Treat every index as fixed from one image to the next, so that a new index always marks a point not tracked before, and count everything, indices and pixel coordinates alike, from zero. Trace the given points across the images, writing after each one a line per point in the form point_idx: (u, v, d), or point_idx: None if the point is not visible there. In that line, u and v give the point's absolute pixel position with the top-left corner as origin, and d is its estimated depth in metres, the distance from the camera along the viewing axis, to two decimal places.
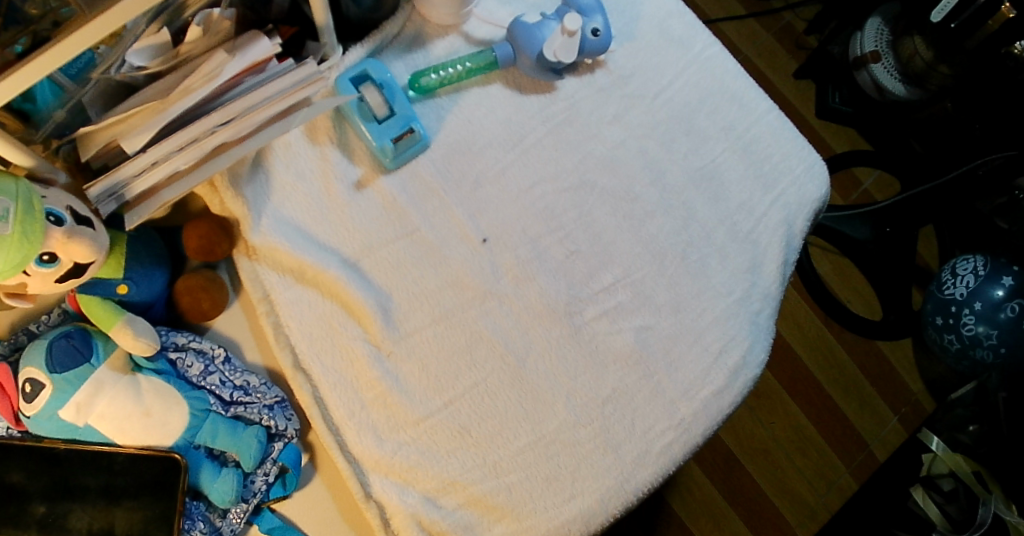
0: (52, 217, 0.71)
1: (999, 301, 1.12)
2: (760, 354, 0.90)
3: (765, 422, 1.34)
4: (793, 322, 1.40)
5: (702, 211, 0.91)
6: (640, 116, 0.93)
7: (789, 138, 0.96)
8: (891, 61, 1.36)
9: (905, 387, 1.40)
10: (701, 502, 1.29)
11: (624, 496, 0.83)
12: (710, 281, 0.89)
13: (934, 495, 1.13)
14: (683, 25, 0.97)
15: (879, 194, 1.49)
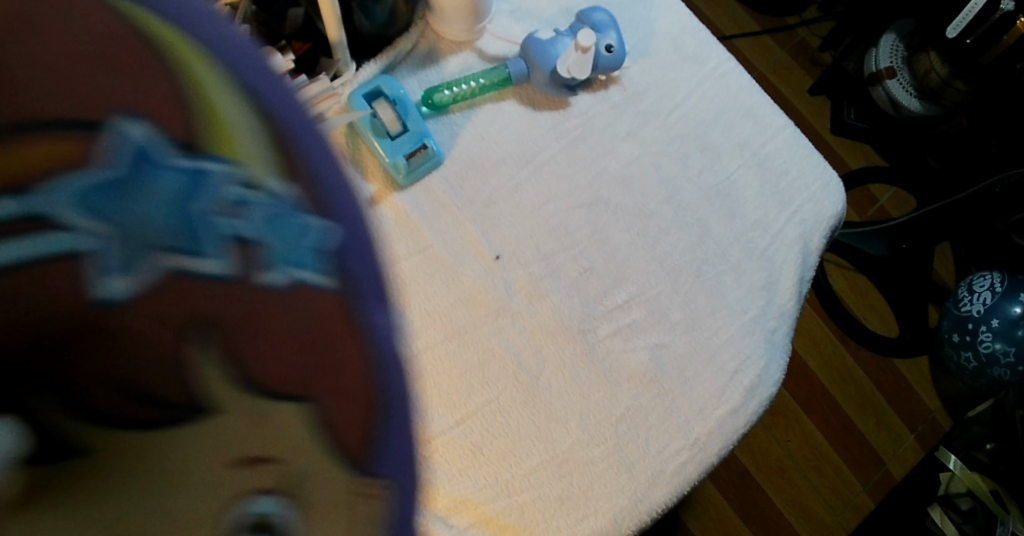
0: None
1: (1016, 318, 1.11)
2: (776, 374, 0.88)
3: (780, 439, 1.32)
4: (809, 338, 1.38)
5: (717, 227, 0.91)
6: (654, 132, 0.93)
7: (804, 154, 0.96)
8: (907, 77, 1.37)
9: (922, 406, 1.38)
10: (716, 521, 1.26)
11: (637, 516, 0.81)
12: (725, 299, 0.88)
13: (951, 514, 1.12)
14: (697, 41, 0.97)
15: (895, 210, 1.46)
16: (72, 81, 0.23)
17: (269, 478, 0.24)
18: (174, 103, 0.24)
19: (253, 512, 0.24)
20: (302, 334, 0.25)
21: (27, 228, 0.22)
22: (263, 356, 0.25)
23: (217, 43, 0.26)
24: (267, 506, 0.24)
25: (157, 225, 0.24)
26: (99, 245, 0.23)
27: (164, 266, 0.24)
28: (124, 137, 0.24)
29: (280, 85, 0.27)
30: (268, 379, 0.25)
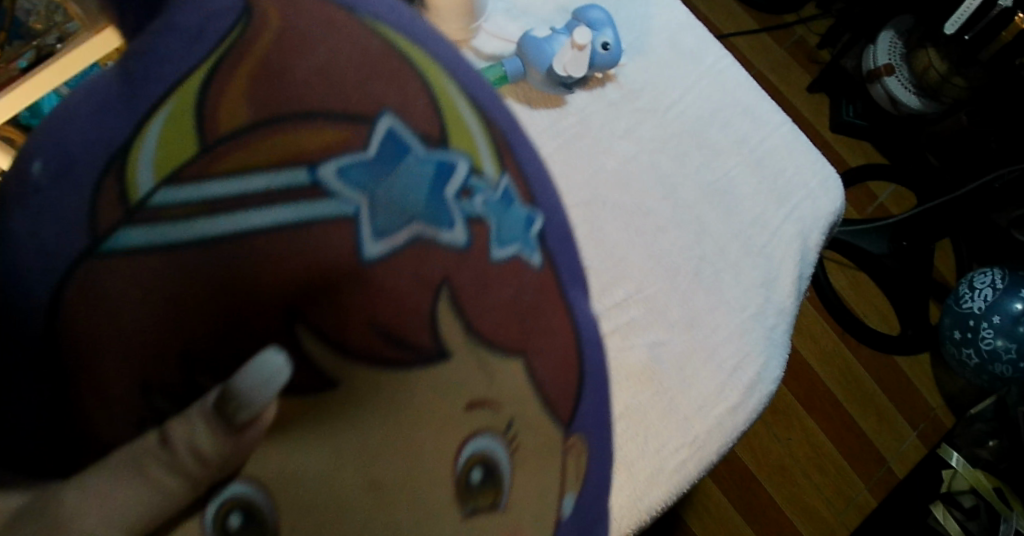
0: None
1: (1017, 314, 1.12)
2: (775, 371, 0.88)
3: (781, 437, 1.32)
4: (809, 336, 1.38)
5: (715, 225, 0.90)
6: (651, 130, 0.93)
7: (803, 151, 0.96)
8: (905, 74, 1.36)
9: (924, 403, 1.37)
10: (718, 520, 1.26)
11: (637, 515, 0.80)
12: (724, 296, 0.88)
13: (955, 512, 1.11)
14: (694, 38, 0.97)
15: (896, 207, 1.47)
16: (396, 113, 0.51)
17: (488, 419, 0.52)
18: (440, 133, 0.52)
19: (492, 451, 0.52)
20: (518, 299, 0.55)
21: (343, 193, 0.48)
22: (502, 322, 0.54)
23: (467, 83, 0.57)
24: (498, 445, 0.53)
25: (423, 198, 0.51)
26: (383, 209, 0.49)
27: (426, 219, 0.51)
28: (403, 141, 0.50)
29: (493, 107, 0.58)
30: (501, 322, 0.54)
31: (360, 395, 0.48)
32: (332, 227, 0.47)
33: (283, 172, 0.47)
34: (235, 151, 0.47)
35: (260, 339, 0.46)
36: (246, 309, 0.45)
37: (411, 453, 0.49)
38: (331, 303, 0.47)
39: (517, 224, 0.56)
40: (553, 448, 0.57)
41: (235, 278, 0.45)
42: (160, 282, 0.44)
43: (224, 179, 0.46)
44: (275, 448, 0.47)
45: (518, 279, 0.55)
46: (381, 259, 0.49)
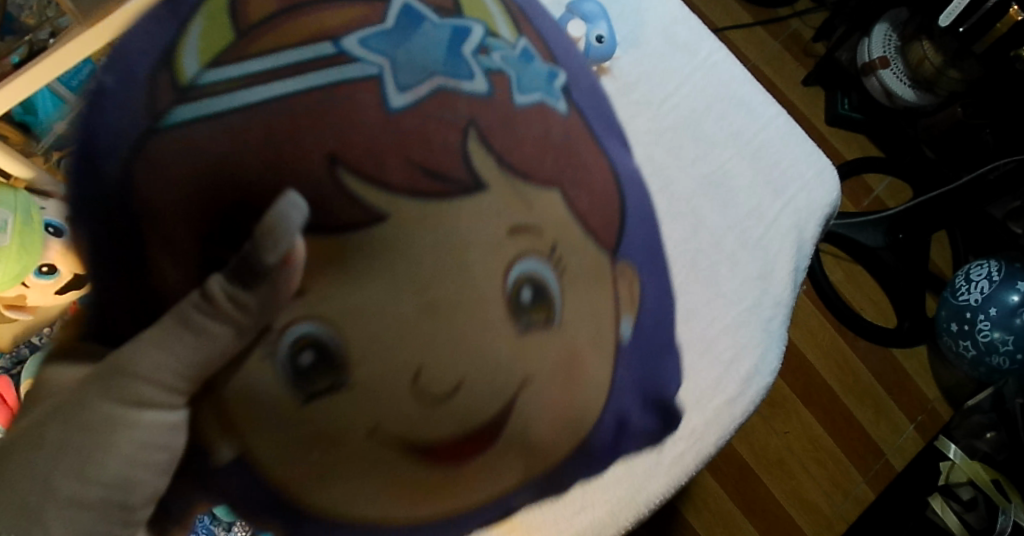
0: (51, 228, 0.85)
1: (1014, 306, 1.12)
2: (772, 363, 0.88)
3: (779, 431, 1.32)
4: (806, 329, 1.38)
5: (711, 217, 0.90)
6: (646, 122, 0.92)
7: (798, 143, 0.95)
8: (900, 67, 1.36)
9: (922, 396, 1.37)
10: (716, 514, 1.27)
11: (635, 508, 0.81)
12: (720, 289, 0.88)
13: (952, 503, 1.11)
14: (688, 31, 0.97)
15: (892, 200, 1.46)
16: None
17: (531, 242, 0.54)
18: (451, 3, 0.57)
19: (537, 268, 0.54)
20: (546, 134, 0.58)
21: (366, 56, 0.52)
22: (531, 150, 0.56)
23: None
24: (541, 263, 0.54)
25: (442, 55, 0.54)
26: (401, 62, 0.53)
27: (449, 70, 0.54)
28: (417, 12, 0.55)
29: None
30: (532, 149, 0.56)
31: (407, 223, 0.50)
32: (360, 83, 0.51)
33: (312, 42, 0.52)
34: (270, 30, 0.52)
35: (302, 182, 0.48)
36: (289, 155, 0.49)
37: (461, 282, 0.51)
38: (369, 143, 0.50)
39: (540, 77, 0.59)
40: (599, 266, 0.59)
41: (277, 131, 0.49)
42: (215, 146, 0.49)
43: (260, 56, 0.51)
44: (332, 285, 0.49)
45: (547, 122, 0.57)
46: (410, 109, 0.52)
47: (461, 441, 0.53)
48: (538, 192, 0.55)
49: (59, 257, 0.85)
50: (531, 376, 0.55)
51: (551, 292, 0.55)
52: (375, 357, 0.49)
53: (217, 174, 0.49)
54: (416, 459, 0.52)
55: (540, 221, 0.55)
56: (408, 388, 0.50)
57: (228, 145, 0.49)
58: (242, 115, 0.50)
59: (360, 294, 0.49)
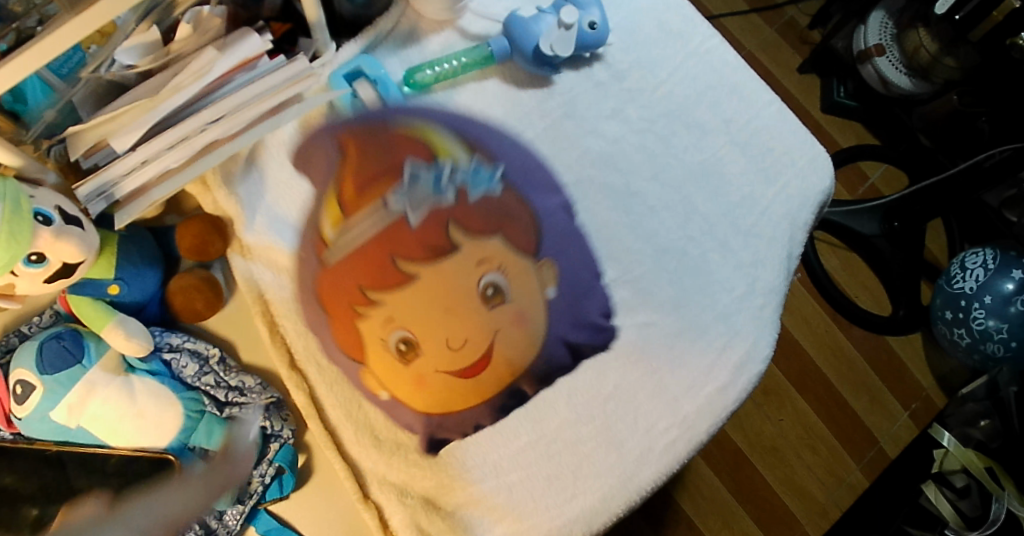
0: (40, 217, 0.73)
1: (1008, 294, 1.12)
2: (765, 350, 0.88)
3: (773, 418, 1.32)
4: (800, 317, 1.38)
5: (704, 205, 0.90)
6: (639, 110, 0.92)
7: (791, 130, 0.95)
8: (896, 54, 1.35)
9: (916, 383, 1.37)
10: (710, 501, 1.27)
11: (627, 495, 0.81)
12: (713, 277, 0.88)
13: (946, 491, 1.10)
14: (681, 18, 0.96)
15: (887, 188, 1.45)
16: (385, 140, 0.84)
17: (494, 269, 0.80)
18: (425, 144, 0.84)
19: (494, 281, 0.80)
20: (496, 215, 0.82)
21: (398, 203, 0.81)
22: (484, 229, 0.81)
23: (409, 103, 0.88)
24: (496, 278, 0.80)
25: (431, 187, 0.82)
26: (415, 206, 0.81)
27: (433, 194, 0.82)
28: (415, 170, 0.83)
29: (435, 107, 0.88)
30: (485, 228, 0.81)
31: (432, 283, 0.80)
32: (396, 222, 0.81)
33: (369, 203, 0.82)
34: (345, 202, 0.82)
35: (377, 278, 0.79)
36: (370, 264, 0.80)
37: (446, 293, 0.79)
38: (408, 245, 0.80)
39: (482, 173, 0.84)
40: (525, 269, 0.81)
41: (367, 260, 0.80)
42: (336, 275, 0.81)
43: (348, 219, 0.82)
44: (396, 317, 0.79)
45: (491, 200, 0.83)
46: (420, 222, 0.81)
47: (472, 371, 0.79)
48: (487, 243, 0.81)
49: (48, 244, 0.74)
50: (502, 328, 0.80)
51: (503, 288, 0.80)
52: (427, 330, 0.79)
53: (335, 289, 0.81)
54: (462, 385, 0.80)
55: (497, 254, 0.81)
56: (445, 349, 0.79)
57: (338, 271, 0.81)
58: (342, 255, 0.81)
59: (413, 313, 0.79)
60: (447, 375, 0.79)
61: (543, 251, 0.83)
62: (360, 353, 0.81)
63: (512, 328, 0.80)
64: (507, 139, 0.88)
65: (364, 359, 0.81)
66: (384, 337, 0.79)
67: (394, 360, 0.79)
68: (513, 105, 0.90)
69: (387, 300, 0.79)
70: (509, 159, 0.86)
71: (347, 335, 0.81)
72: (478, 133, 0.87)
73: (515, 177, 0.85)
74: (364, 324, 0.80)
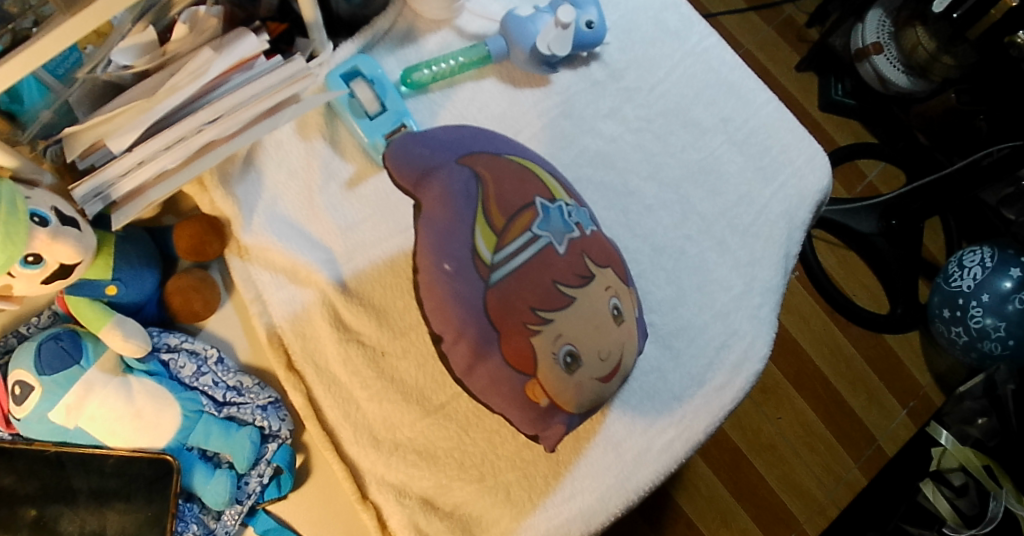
0: (36, 218, 0.73)
1: (1006, 292, 1.12)
2: (764, 349, 0.87)
3: (772, 417, 1.33)
4: (798, 315, 1.38)
5: (702, 204, 0.90)
6: (636, 109, 0.92)
7: (790, 129, 0.94)
8: (894, 52, 1.35)
9: (913, 381, 1.37)
10: (708, 499, 1.28)
11: (625, 495, 0.81)
12: (710, 276, 0.88)
13: (944, 490, 1.10)
14: (679, 16, 0.96)
15: (884, 186, 1.46)
16: (502, 163, 0.75)
17: (614, 289, 0.75)
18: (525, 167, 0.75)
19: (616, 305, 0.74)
20: (602, 246, 0.76)
21: (544, 228, 0.71)
22: (598, 256, 0.74)
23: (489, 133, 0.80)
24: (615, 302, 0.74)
25: (556, 214, 0.73)
26: (555, 235, 0.72)
27: (565, 227, 0.73)
28: (543, 203, 0.73)
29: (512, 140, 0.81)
30: (600, 254, 0.75)
31: (585, 305, 0.71)
32: (546, 250, 0.70)
33: (518, 233, 0.70)
34: (496, 219, 0.70)
35: (546, 300, 0.69)
36: (534, 290, 0.69)
37: (596, 314, 0.72)
38: (562, 270, 0.70)
39: (580, 210, 0.77)
40: (627, 292, 0.77)
41: (535, 284, 0.69)
42: (504, 289, 0.68)
43: (501, 241, 0.69)
44: (570, 334, 0.70)
45: (598, 239, 0.76)
46: (565, 248, 0.72)
47: (608, 378, 0.73)
48: (606, 272, 0.74)
49: (46, 245, 0.73)
50: (625, 342, 0.75)
51: (622, 309, 0.75)
52: (587, 343, 0.71)
53: (507, 304, 0.68)
54: (600, 391, 0.73)
55: (613, 282, 0.75)
56: (598, 367, 0.72)
57: (508, 293, 0.68)
58: (512, 275, 0.69)
59: (577, 327, 0.70)
60: (593, 382, 0.72)
61: (630, 278, 0.79)
62: (532, 370, 0.69)
63: (632, 342, 0.76)
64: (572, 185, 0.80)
65: (534, 375, 0.69)
66: (552, 352, 0.69)
67: (562, 371, 0.70)
68: (511, 106, 0.91)
69: (555, 317, 0.69)
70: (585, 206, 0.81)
71: (520, 351, 0.68)
72: (566, 183, 0.80)
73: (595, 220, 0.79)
74: (537, 341, 0.69)
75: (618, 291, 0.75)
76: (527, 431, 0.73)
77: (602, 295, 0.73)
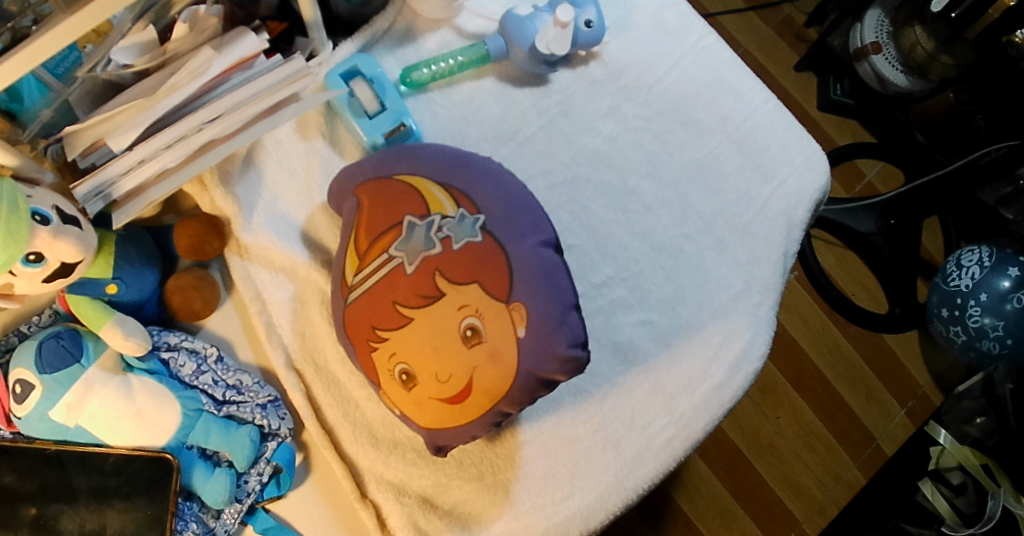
0: (38, 217, 0.73)
1: (1005, 292, 1.12)
2: (763, 347, 0.87)
3: (770, 416, 1.33)
4: (797, 314, 1.38)
5: (701, 203, 0.90)
6: (634, 108, 0.93)
7: (789, 128, 0.94)
8: (892, 52, 1.35)
9: (913, 380, 1.37)
10: (707, 499, 1.28)
11: (624, 493, 0.81)
12: (709, 275, 0.88)
13: (943, 489, 1.10)
14: (678, 15, 0.96)
15: (884, 186, 1.46)
16: (380, 189, 0.79)
17: (474, 311, 0.73)
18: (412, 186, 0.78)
19: (471, 326, 0.72)
20: (486, 263, 0.73)
21: (402, 248, 0.75)
22: (473, 276, 0.73)
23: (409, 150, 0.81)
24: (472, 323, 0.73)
25: (421, 232, 0.75)
26: (407, 256, 0.75)
27: (424, 244, 0.75)
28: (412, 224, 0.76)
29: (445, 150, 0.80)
30: (478, 273, 0.73)
31: (425, 324, 0.74)
32: (392, 271, 0.75)
33: (376, 255, 0.77)
34: (363, 244, 0.78)
35: (386, 320, 0.75)
36: (377, 310, 0.76)
37: (437, 335, 0.73)
38: (404, 291, 0.74)
39: (465, 221, 0.75)
40: (500, 311, 0.72)
41: (375, 304, 0.76)
42: (355, 309, 0.78)
43: (359, 263, 0.78)
44: (395, 355, 0.75)
45: (472, 254, 0.73)
46: (414, 269, 0.74)
47: (456, 399, 0.74)
48: (466, 290, 0.73)
49: (47, 244, 0.73)
50: (479, 365, 0.72)
51: (481, 329, 0.72)
52: (422, 362, 0.74)
53: (355, 320, 0.78)
54: (455, 409, 0.74)
55: (478, 299, 0.73)
56: (433, 389, 0.74)
57: (355, 310, 0.77)
58: (358, 296, 0.77)
59: (412, 348, 0.74)
60: (435, 400, 0.74)
61: (515, 294, 0.72)
62: (376, 379, 0.78)
63: (490, 366, 0.72)
64: (495, 186, 0.77)
65: (379, 383, 0.78)
66: (390, 368, 0.76)
67: (398, 385, 0.76)
68: (511, 107, 0.91)
69: (390, 336, 0.75)
70: (508, 207, 0.75)
71: (366, 363, 0.78)
72: (483, 184, 0.77)
73: (498, 228, 0.74)
74: (374, 356, 0.77)
75: (488, 312, 0.72)
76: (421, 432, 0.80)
77: (448, 318, 0.73)
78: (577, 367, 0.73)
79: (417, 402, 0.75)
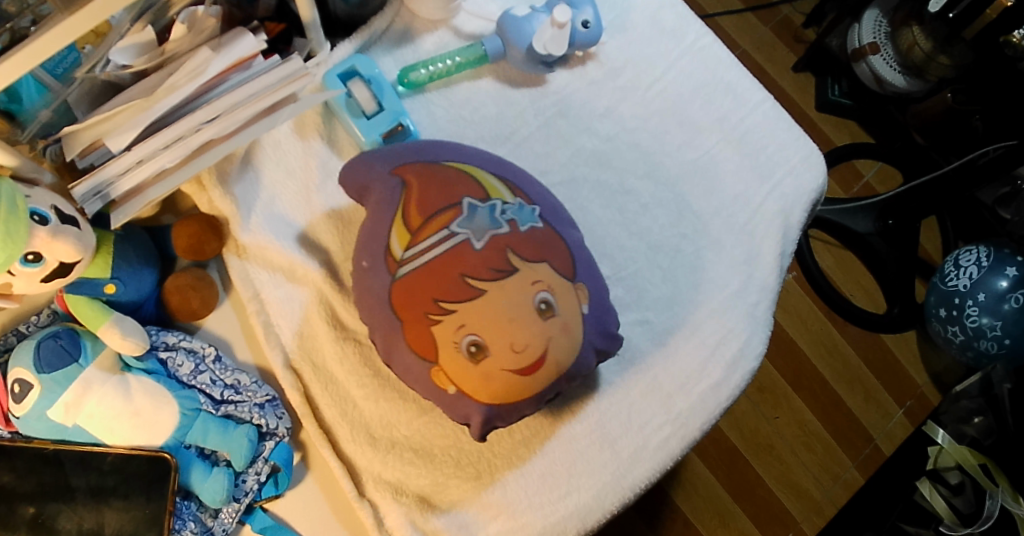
0: (36, 217, 0.73)
1: (1003, 292, 1.13)
2: (760, 346, 0.88)
3: (768, 416, 1.33)
4: (795, 314, 1.38)
5: (698, 202, 0.90)
6: (631, 109, 0.93)
7: (785, 128, 0.94)
8: (891, 52, 1.35)
9: (912, 380, 1.38)
10: (705, 498, 1.28)
11: (621, 492, 0.81)
12: (706, 275, 0.88)
13: (941, 488, 1.11)
14: (676, 16, 0.96)
15: (881, 186, 1.46)
16: (434, 170, 0.80)
17: (544, 286, 0.74)
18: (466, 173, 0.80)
19: (542, 300, 0.74)
20: (548, 247, 0.76)
21: (465, 226, 0.76)
22: (541, 256, 0.76)
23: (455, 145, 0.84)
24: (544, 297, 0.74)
25: (484, 212, 0.76)
26: (473, 233, 0.75)
27: (490, 223, 0.76)
28: (474, 205, 0.77)
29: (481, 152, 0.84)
30: (541, 254, 0.76)
31: (496, 297, 0.73)
32: (460, 245, 0.75)
33: (435, 230, 0.76)
34: (414, 222, 0.77)
35: (452, 292, 0.73)
36: (441, 282, 0.74)
37: (511, 307, 0.73)
38: (473, 265, 0.74)
39: (524, 208, 0.78)
40: (568, 288, 0.76)
41: (438, 277, 0.74)
42: (409, 282, 0.75)
43: (415, 238, 0.76)
44: (467, 325, 0.73)
45: (536, 236, 0.76)
46: (483, 245, 0.75)
47: (528, 371, 0.73)
48: (537, 266, 0.75)
49: (45, 244, 0.74)
50: (552, 336, 0.74)
51: (553, 302, 0.74)
52: (494, 334, 0.72)
53: (410, 295, 0.74)
54: (522, 384, 0.73)
55: (546, 277, 0.75)
56: (510, 355, 0.72)
57: (413, 282, 0.74)
58: (419, 267, 0.75)
59: (483, 319, 0.73)
60: (506, 372, 0.73)
61: (578, 276, 0.77)
62: (433, 354, 0.74)
63: (563, 338, 0.74)
64: (535, 185, 0.82)
65: (435, 359, 0.74)
66: (454, 340, 0.73)
67: (463, 360, 0.73)
68: (508, 107, 0.91)
69: (457, 308, 0.73)
70: (548, 205, 0.80)
71: (420, 337, 0.74)
72: (524, 182, 0.81)
73: (550, 217, 0.79)
74: (436, 329, 0.73)
75: (557, 288, 0.75)
76: (462, 419, 0.76)
77: (521, 291, 0.74)
78: (617, 346, 0.80)
79: (488, 371, 0.73)
